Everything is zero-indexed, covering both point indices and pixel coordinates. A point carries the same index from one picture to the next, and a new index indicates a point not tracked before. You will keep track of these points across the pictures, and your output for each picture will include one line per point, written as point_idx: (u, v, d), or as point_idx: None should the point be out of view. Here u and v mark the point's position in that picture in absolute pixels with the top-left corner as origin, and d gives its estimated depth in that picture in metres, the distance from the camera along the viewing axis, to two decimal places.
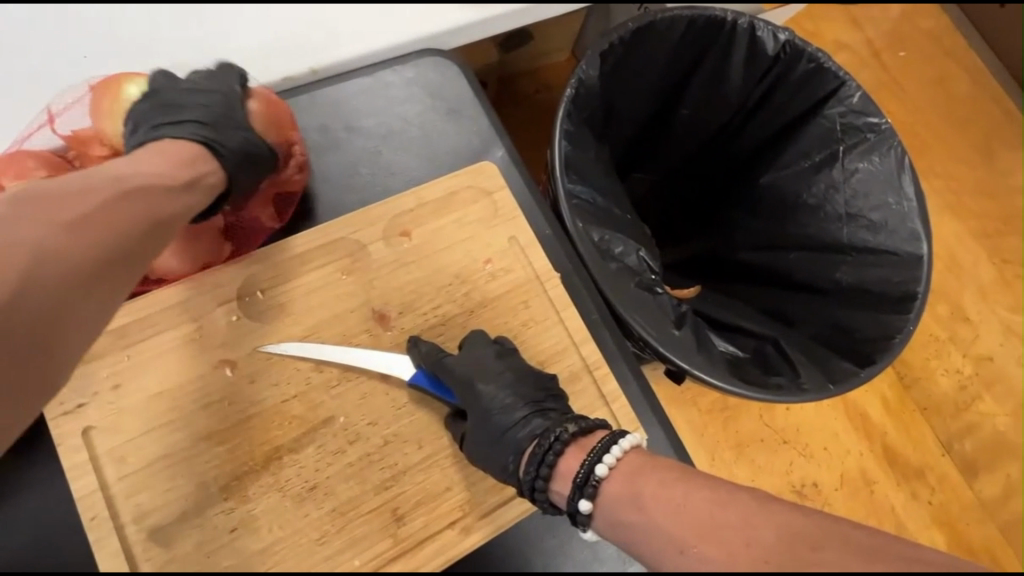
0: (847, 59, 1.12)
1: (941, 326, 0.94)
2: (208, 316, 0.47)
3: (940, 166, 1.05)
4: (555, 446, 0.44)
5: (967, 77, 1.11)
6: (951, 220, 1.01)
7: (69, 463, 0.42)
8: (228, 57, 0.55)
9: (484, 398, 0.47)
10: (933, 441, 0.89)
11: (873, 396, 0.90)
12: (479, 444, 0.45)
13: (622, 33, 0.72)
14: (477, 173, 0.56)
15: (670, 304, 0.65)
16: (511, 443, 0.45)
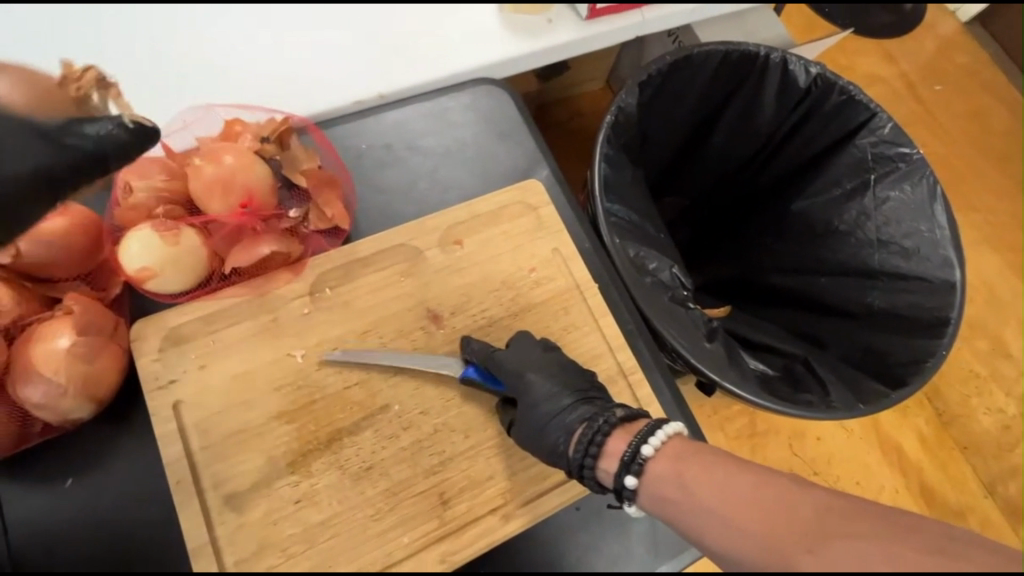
0: (884, 92, 1.19)
1: (981, 362, 1.01)
2: (283, 308, 0.53)
3: (978, 200, 1.12)
4: (602, 426, 0.48)
5: (1004, 114, 1.19)
6: (992, 256, 1.09)
7: (160, 431, 0.47)
8: (303, 86, 0.62)
9: (532, 381, 0.50)
10: (976, 484, 0.95)
11: (910, 432, 0.97)
12: (530, 427, 0.49)
13: (660, 65, 0.77)
14: (524, 190, 0.61)
15: (701, 319, 0.68)
16: (558, 424, 0.49)
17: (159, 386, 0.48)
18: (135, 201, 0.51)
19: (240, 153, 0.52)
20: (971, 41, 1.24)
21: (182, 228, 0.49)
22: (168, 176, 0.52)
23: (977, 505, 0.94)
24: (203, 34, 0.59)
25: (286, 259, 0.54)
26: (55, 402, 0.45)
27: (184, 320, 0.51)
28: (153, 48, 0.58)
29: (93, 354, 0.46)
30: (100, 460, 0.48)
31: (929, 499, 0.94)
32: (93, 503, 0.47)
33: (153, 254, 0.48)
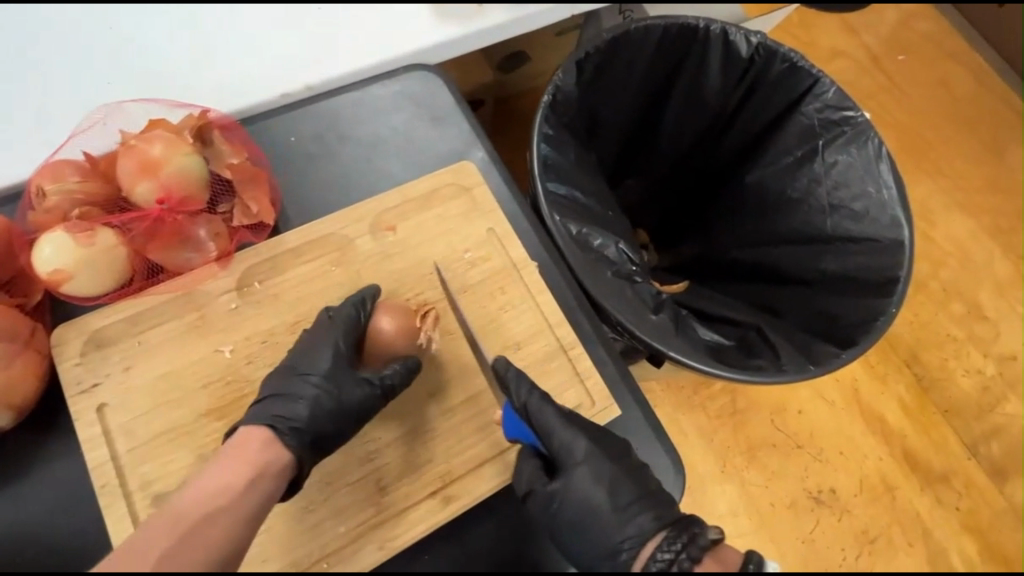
0: (846, 63, 1.20)
1: (958, 326, 1.02)
2: (211, 304, 0.52)
3: (946, 165, 1.13)
4: (693, 552, 0.44)
5: (969, 77, 1.19)
6: (962, 219, 1.09)
7: (84, 436, 0.47)
8: (223, 81, 0.59)
9: (599, 482, 0.49)
10: (958, 446, 0.95)
11: (891, 399, 0.97)
12: (587, 533, 0.48)
13: (597, 43, 0.77)
14: (457, 172, 0.60)
15: (651, 292, 0.68)
16: (624, 532, 0.47)
17: (82, 391, 0.48)
18: (51, 206, 0.50)
19: (168, 140, 0.51)
20: (933, 7, 1.25)
21: (98, 228, 0.48)
22: (83, 177, 0.51)
23: (962, 467, 0.94)
24: (127, 38, 0.58)
25: (208, 255, 0.53)
26: None
27: (106, 322, 0.50)
28: (70, 51, 0.57)
29: (9, 360, 0.45)
30: (20, 469, 0.46)
31: (911, 465, 0.94)
32: (15, 514, 0.45)
33: (66, 256, 0.47)
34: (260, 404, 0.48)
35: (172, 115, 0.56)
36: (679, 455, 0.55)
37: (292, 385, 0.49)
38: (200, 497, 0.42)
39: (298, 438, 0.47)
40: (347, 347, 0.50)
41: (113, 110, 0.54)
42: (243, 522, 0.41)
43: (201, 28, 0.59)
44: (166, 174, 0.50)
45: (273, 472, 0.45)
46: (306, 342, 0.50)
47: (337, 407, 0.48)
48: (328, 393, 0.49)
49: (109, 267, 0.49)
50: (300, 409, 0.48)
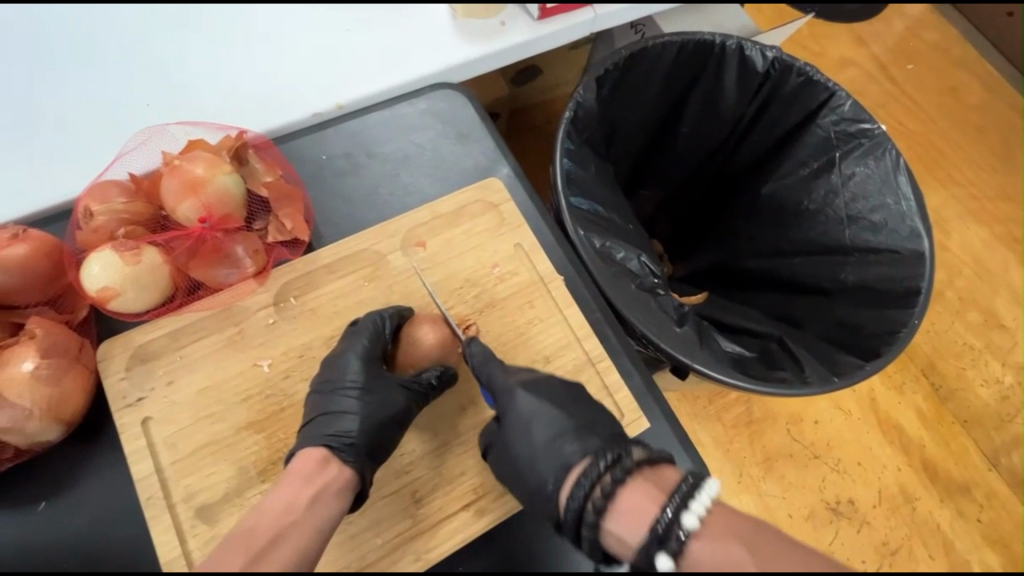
0: (856, 73, 1.21)
1: (975, 335, 1.01)
2: (250, 319, 0.54)
3: (959, 174, 1.13)
4: (617, 472, 0.44)
5: (979, 86, 1.20)
6: (976, 227, 1.09)
7: (130, 448, 0.48)
8: (259, 103, 0.62)
9: (534, 421, 0.49)
10: (978, 456, 0.94)
11: (908, 408, 0.97)
12: (518, 462, 0.48)
13: (616, 59, 0.78)
14: (484, 189, 0.62)
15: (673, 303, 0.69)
16: (553, 467, 0.47)
17: (127, 405, 0.49)
18: (98, 225, 0.51)
19: (209, 160, 0.53)
20: (941, 17, 1.26)
21: (143, 247, 0.50)
22: (128, 197, 0.53)
23: (981, 478, 0.93)
24: (171, 64, 0.61)
25: (246, 272, 0.54)
26: (21, 424, 0.45)
27: (150, 338, 0.52)
28: (115, 76, 0.60)
29: (58, 375, 0.46)
30: (65, 482, 0.48)
31: (931, 477, 0.93)
32: (61, 526, 0.47)
33: (113, 274, 0.49)
34: (309, 425, 0.49)
35: (212, 137, 0.58)
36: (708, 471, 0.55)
37: (334, 402, 0.49)
38: (266, 519, 0.42)
39: (356, 452, 0.48)
40: (376, 356, 0.51)
41: (157, 132, 0.56)
42: (311, 538, 0.42)
43: (241, 54, 0.62)
44: (209, 194, 0.52)
45: (335, 489, 0.45)
46: (334, 355, 0.51)
47: (385, 417, 0.49)
48: (372, 405, 0.50)
49: (149, 284, 0.50)
50: (349, 424, 0.49)
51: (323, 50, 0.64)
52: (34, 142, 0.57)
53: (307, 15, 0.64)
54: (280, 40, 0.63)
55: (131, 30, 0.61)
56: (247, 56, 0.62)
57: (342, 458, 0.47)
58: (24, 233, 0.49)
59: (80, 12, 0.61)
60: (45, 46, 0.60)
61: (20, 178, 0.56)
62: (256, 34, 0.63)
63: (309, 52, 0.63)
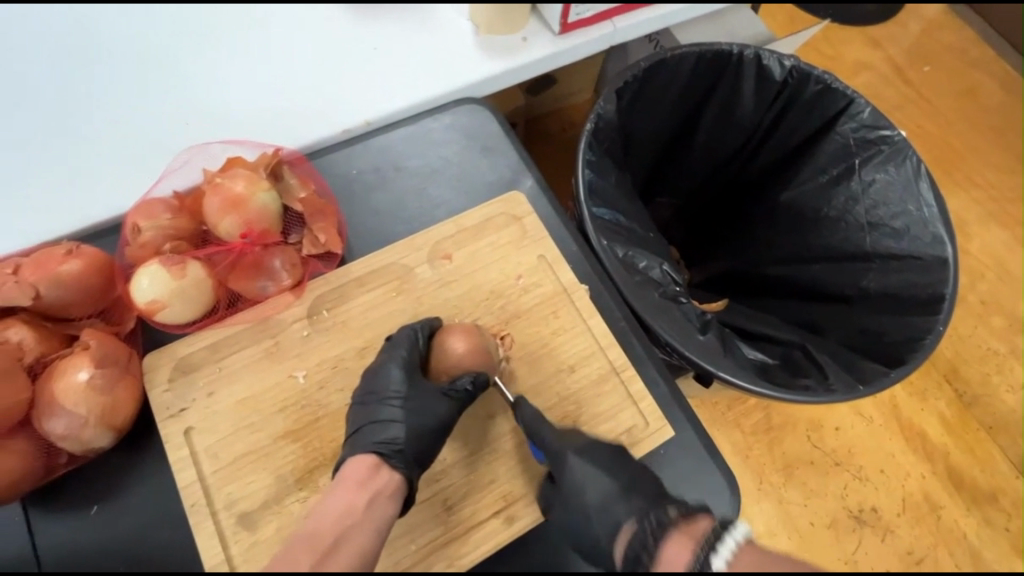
0: (873, 77, 1.20)
1: (999, 340, 1.00)
2: (284, 331, 0.55)
3: (981, 177, 1.12)
4: (656, 534, 0.47)
5: (999, 88, 1.19)
6: (999, 231, 1.08)
7: (174, 457, 0.50)
8: (288, 121, 0.64)
9: (587, 485, 0.50)
10: (1004, 463, 0.93)
11: (932, 415, 0.96)
12: (572, 521, 0.49)
13: (635, 71, 0.79)
14: (508, 203, 0.63)
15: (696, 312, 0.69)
16: (607, 521, 0.49)
17: (171, 415, 0.51)
18: (145, 241, 0.54)
19: (250, 178, 0.55)
20: (959, 19, 1.26)
21: (188, 262, 0.52)
22: (173, 214, 0.55)
23: (1008, 486, 0.92)
24: (205, 83, 0.63)
25: (282, 285, 0.57)
26: (77, 432, 0.47)
27: (191, 350, 0.54)
28: (153, 96, 0.62)
29: (111, 384, 0.48)
30: (111, 490, 0.50)
31: (956, 484, 0.92)
32: (109, 532, 0.49)
33: (161, 287, 0.51)
34: (356, 436, 0.50)
35: (248, 154, 0.60)
36: (734, 478, 0.56)
37: (379, 411, 0.50)
38: (327, 521, 0.44)
39: (405, 458, 0.49)
40: (415, 366, 0.53)
41: (197, 151, 0.58)
42: (370, 538, 0.44)
43: (270, 74, 0.64)
44: (249, 211, 0.54)
45: (389, 492, 0.48)
46: (375, 367, 0.53)
47: (428, 425, 0.50)
48: (416, 413, 0.51)
49: (194, 297, 0.52)
50: (396, 432, 0.50)
51: (348, 69, 0.66)
52: (76, 160, 0.60)
53: (334, 33, 0.67)
54: (308, 57, 0.65)
55: (163, 50, 0.63)
56: (274, 75, 0.64)
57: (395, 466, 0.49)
58: (76, 249, 0.51)
59: (114, 33, 0.63)
60: (80, 64, 0.62)
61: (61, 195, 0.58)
62: (284, 53, 0.65)
63: (335, 70, 0.65)
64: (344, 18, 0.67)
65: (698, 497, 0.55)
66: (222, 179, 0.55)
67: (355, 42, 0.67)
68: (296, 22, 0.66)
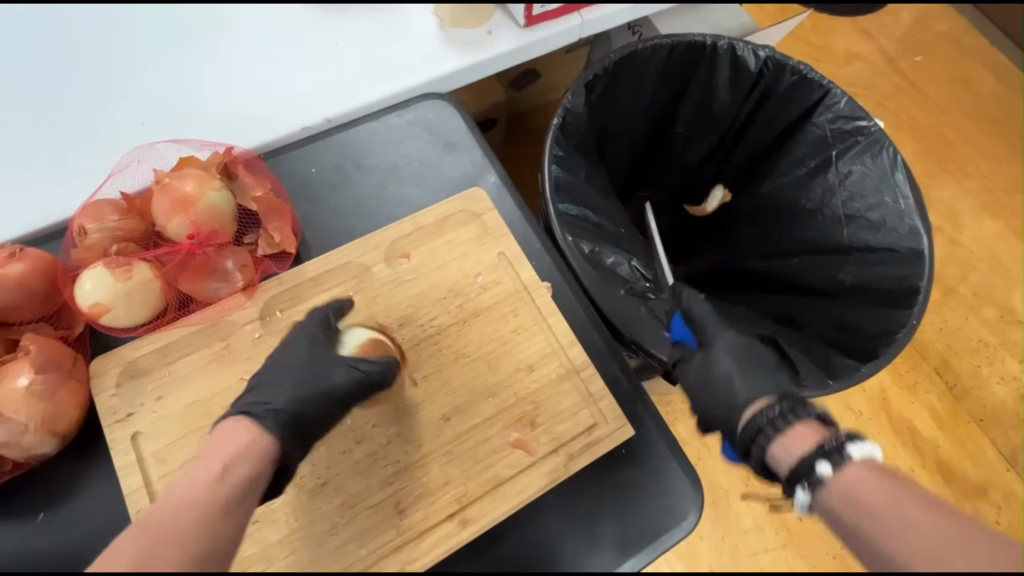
0: (861, 67, 1.18)
1: (990, 332, 0.99)
2: (236, 333, 0.54)
3: (971, 167, 1.10)
4: (787, 415, 0.55)
5: (990, 77, 1.17)
6: (990, 221, 1.07)
7: (120, 463, 0.49)
8: (248, 120, 0.63)
9: (732, 365, 0.63)
10: (995, 456, 0.92)
11: (921, 408, 0.95)
12: (711, 391, 0.62)
13: (605, 64, 0.77)
14: (469, 199, 0.62)
15: (712, 319, 0.69)
16: (743, 391, 0.60)
17: (118, 420, 0.50)
18: (91, 242, 0.53)
19: (199, 178, 0.54)
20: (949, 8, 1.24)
21: (134, 264, 0.51)
22: (120, 215, 0.54)
23: (999, 479, 0.91)
24: (162, 84, 0.62)
25: (235, 286, 0.56)
26: (18, 438, 0.46)
27: (140, 353, 0.53)
28: (110, 95, 0.61)
29: (52, 390, 0.47)
30: (56, 496, 0.49)
31: (946, 478, 0.91)
32: (51, 539, 0.48)
33: (104, 290, 0.50)
34: (243, 396, 0.50)
35: (202, 153, 0.59)
36: (697, 475, 0.55)
37: (270, 378, 0.50)
38: (171, 503, 0.40)
39: (278, 419, 0.47)
40: (324, 341, 0.53)
41: (148, 151, 0.57)
42: (223, 508, 0.41)
43: (240, 73, 0.63)
44: (198, 211, 0.53)
45: (247, 455, 0.45)
46: (285, 341, 0.53)
47: (316, 390, 0.49)
48: (306, 379, 0.50)
49: (139, 299, 0.51)
50: (278, 395, 0.49)
51: (315, 65, 0.64)
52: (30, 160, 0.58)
53: (304, 30, 0.66)
54: (275, 54, 0.64)
55: (138, 49, 0.63)
56: (237, 74, 0.63)
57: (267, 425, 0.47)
58: (21, 252, 0.50)
59: (88, 32, 0.63)
60: (57, 64, 0.61)
61: (24, 197, 0.57)
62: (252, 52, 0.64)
63: (302, 68, 0.64)
64: (316, 15, 0.67)
65: (660, 498, 0.54)
66: (171, 179, 0.54)
67: (325, 39, 0.66)
68: (265, 20, 0.66)
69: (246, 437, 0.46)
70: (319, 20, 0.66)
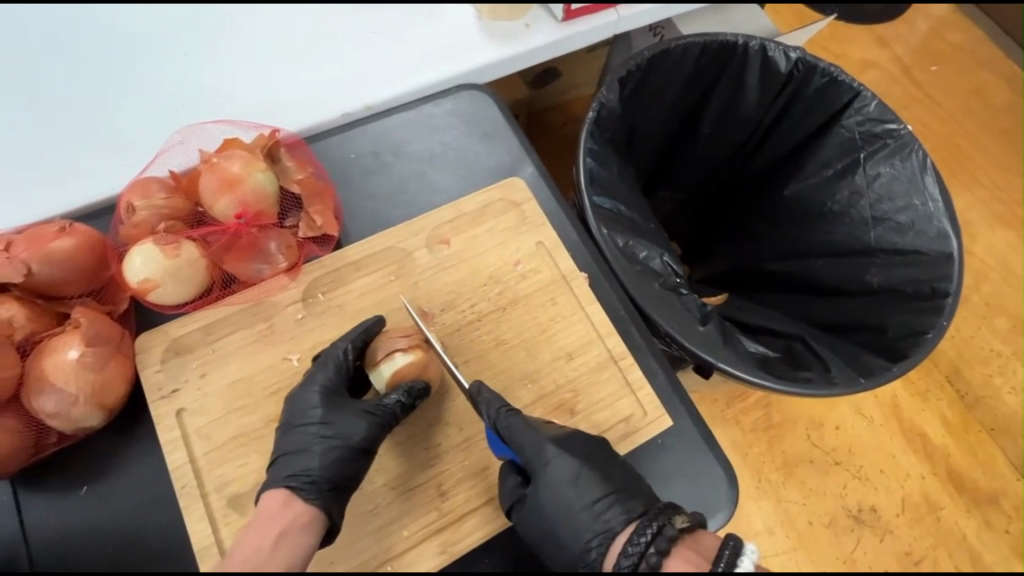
0: (878, 74, 1.19)
1: (1003, 342, 0.99)
2: (279, 314, 0.55)
3: (985, 177, 1.11)
4: (660, 543, 0.45)
5: (1005, 87, 1.18)
6: (1003, 231, 1.07)
7: (165, 438, 0.50)
8: (284, 106, 0.63)
9: (568, 482, 0.49)
10: (1006, 465, 0.92)
11: (933, 415, 0.95)
12: (566, 522, 0.49)
13: (638, 61, 0.77)
14: (507, 188, 0.63)
15: (525, 427, 0.50)
16: (591, 529, 0.48)
17: (163, 396, 0.51)
18: (139, 220, 0.53)
19: (245, 159, 0.54)
20: (965, 18, 1.24)
21: (182, 241, 0.52)
22: (168, 194, 0.54)
23: (1009, 488, 0.91)
24: (178, 76, 0.62)
25: (278, 267, 0.56)
26: (67, 410, 0.46)
27: (185, 331, 0.53)
28: (110, 92, 0.60)
29: (102, 363, 0.48)
30: (98, 471, 0.49)
31: (956, 486, 0.91)
32: (94, 513, 0.48)
33: (154, 267, 0.50)
34: (275, 466, 0.49)
35: (246, 136, 0.59)
36: (732, 467, 0.55)
37: (296, 439, 0.49)
38: (237, 558, 0.42)
39: (318, 489, 0.47)
40: (338, 386, 0.51)
41: (195, 131, 0.58)
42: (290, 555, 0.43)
43: (244, 71, 0.63)
44: (245, 191, 0.54)
45: (298, 522, 0.45)
46: (296, 395, 0.51)
47: (343, 447, 0.49)
48: (335, 435, 0.49)
49: (187, 277, 0.52)
50: (311, 462, 0.48)
51: (317, 63, 0.64)
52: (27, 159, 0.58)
53: (305, 27, 0.65)
54: (304, 45, 0.65)
55: (138, 49, 0.62)
56: (259, 65, 0.63)
57: (305, 498, 0.46)
58: (70, 227, 0.50)
59: (95, 28, 0.62)
60: (55, 62, 0.61)
61: (22, 194, 0.57)
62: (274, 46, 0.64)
63: (305, 64, 0.64)
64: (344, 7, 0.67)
65: (696, 491, 0.54)
66: (217, 160, 0.54)
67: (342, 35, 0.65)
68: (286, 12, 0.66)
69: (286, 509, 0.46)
70: (323, 18, 0.66)
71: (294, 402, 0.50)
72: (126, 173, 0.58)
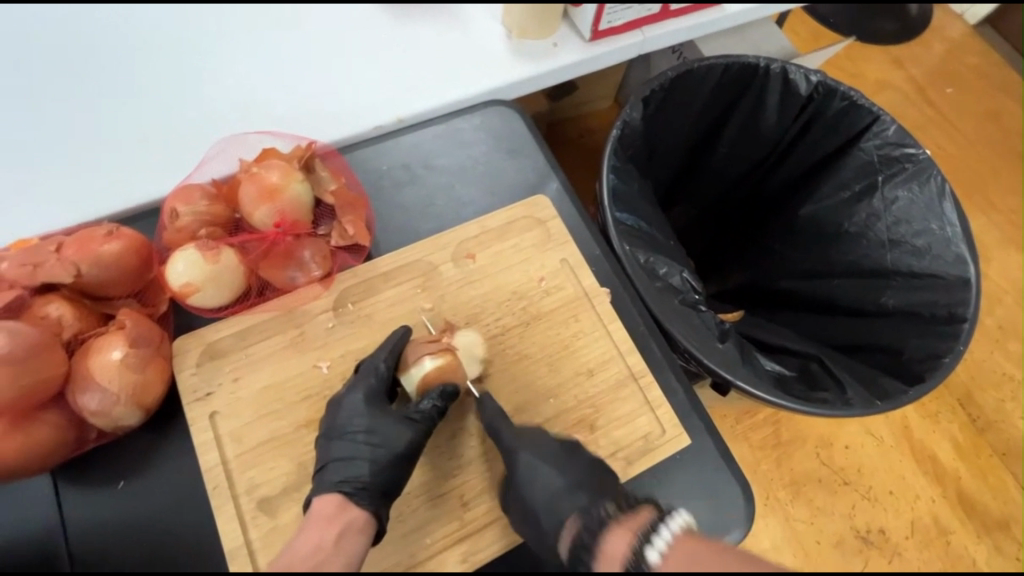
0: (895, 96, 1.20)
1: (1016, 366, 0.99)
2: (309, 322, 0.57)
3: (1000, 201, 1.11)
4: (598, 528, 0.47)
5: (1021, 112, 1.19)
6: (1018, 256, 1.08)
7: (199, 440, 0.51)
8: (314, 117, 0.64)
9: (539, 478, 0.50)
10: (1016, 491, 0.92)
11: (943, 438, 0.95)
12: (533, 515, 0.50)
13: (661, 81, 0.79)
14: (532, 206, 0.64)
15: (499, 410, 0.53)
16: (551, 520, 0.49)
17: (197, 398, 0.53)
18: (182, 225, 0.55)
19: (285, 170, 0.56)
20: (982, 42, 1.25)
21: (222, 248, 0.54)
22: (210, 201, 0.56)
23: (1019, 514, 0.91)
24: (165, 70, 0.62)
25: (311, 275, 0.58)
26: (109, 409, 0.48)
27: (219, 336, 0.55)
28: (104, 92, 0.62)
29: (142, 364, 0.49)
30: (132, 470, 0.51)
31: (966, 511, 0.91)
32: (128, 510, 0.49)
33: (196, 272, 0.52)
34: (322, 473, 0.50)
35: (282, 146, 0.61)
36: (748, 486, 0.56)
37: (340, 448, 0.50)
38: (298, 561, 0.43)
39: (370, 495, 0.49)
40: (377, 395, 0.53)
41: (236, 141, 0.60)
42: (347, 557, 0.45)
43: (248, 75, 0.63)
44: (284, 201, 0.55)
45: (355, 526, 0.47)
46: (337, 404, 0.52)
47: (388, 455, 0.50)
48: (380, 444, 0.50)
49: (228, 282, 0.54)
50: (361, 469, 0.49)
51: None
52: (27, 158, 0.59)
53: None
54: None
55: None
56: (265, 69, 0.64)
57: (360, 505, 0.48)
58: (117, 231, 0.52)
59: None
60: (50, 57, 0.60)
61: (23, 194, 0.59)
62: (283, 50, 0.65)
63: None
64: None
65: (713, 509, 0.55)
66: (258, 171, 0.56)
67: None
68: None
69: (337, 512, 0.47)
70: None
71: (337, 413, 0.51)
72: (138, 176, 0.60)
